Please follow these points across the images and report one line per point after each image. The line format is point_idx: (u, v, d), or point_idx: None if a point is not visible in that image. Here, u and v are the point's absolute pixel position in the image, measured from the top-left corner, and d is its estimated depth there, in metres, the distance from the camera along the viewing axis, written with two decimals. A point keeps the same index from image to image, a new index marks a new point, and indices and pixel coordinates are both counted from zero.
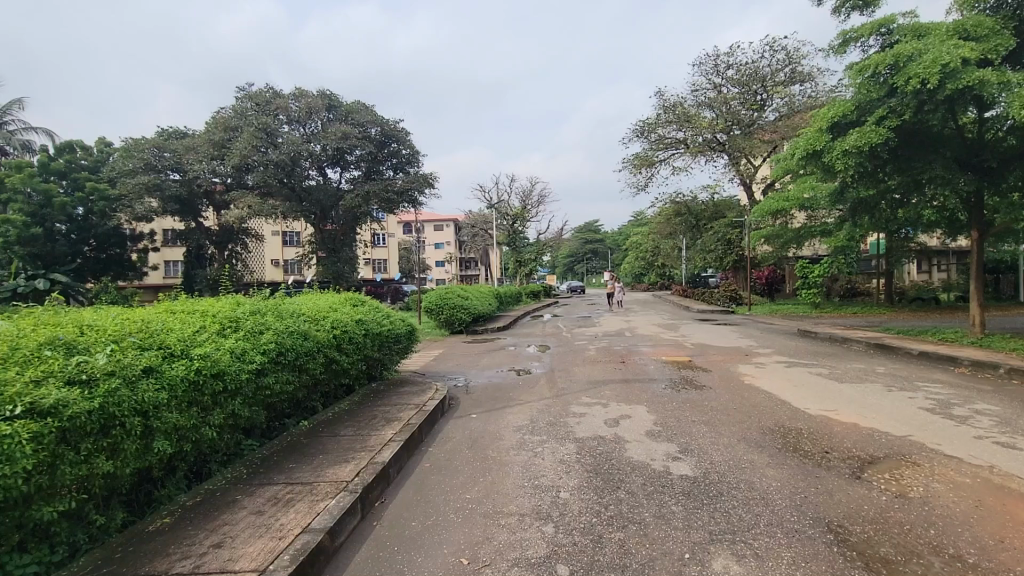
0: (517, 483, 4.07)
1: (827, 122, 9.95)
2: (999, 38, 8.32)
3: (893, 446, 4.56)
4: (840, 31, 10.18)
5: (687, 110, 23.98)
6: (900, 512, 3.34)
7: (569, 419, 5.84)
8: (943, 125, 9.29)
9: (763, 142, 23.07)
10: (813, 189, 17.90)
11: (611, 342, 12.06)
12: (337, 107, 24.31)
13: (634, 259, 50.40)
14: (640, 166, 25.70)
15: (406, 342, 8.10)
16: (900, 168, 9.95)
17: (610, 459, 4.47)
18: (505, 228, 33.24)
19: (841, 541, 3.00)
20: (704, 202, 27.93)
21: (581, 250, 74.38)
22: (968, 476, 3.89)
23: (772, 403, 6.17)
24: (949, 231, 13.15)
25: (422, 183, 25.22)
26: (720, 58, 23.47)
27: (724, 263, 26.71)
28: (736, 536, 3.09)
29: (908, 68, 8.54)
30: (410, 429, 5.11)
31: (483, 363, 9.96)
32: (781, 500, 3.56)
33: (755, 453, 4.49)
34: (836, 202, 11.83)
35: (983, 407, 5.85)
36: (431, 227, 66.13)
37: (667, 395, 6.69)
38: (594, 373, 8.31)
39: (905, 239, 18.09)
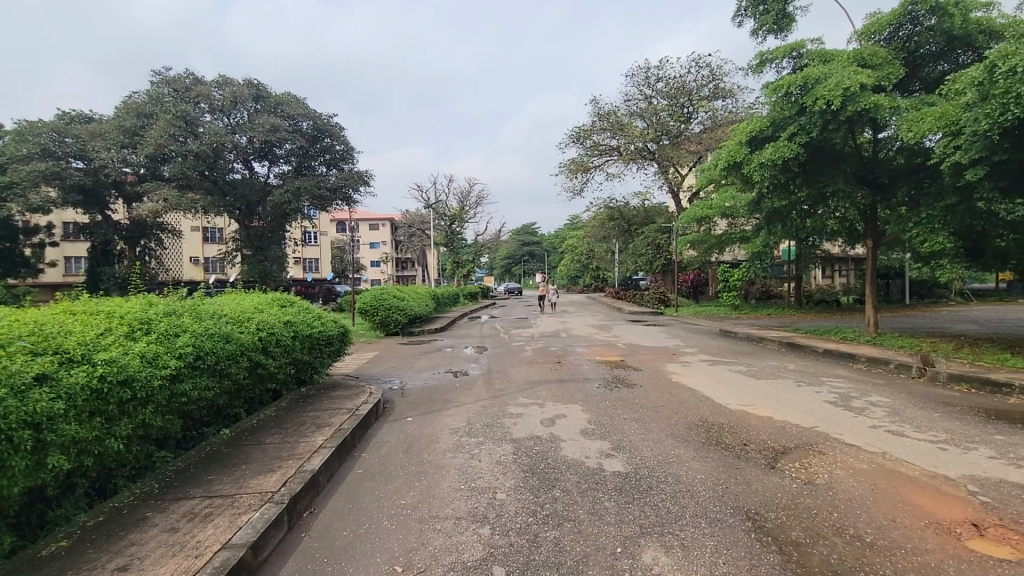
0: (452, 486, 4.05)
1: (745, 136, 10.69)
2: (891, 67, 9.30)
3: (803, 437, 4.95)
4: (758, 52, 10.93)
5: (620, 119, 24.91)
6: (808, 498, 3.64)
7: (506, 419, 5.88)
8: (844, 143, 10.25)
9: (688, 153, 24.44)
10: (733, 199, 19.21)
11: (547, 342, 12.30)
12: (264, 97, 23.03)
13: (570, 260, 51.58)
14: (576, 170, 26.40)
15: (339, 345, 7.81)
16: (808, 182, 10.80)
17: (546, 459, 4.54)
18: (443, 229, 32.92)
19: (759, 528, 3.22)
20: (636, 208, 29.06)
21: (519, 252, 75.15)
22: (869, 463, 4.28)
23: (697, 400, 6.52)
24: (849, 239, 14.52)
25: (356, 181, 24.50)
26: (650, 70, 24.51)
27: (654, 267, 27.91)
28: (664, 529, 3.23)
29: (816, 89, 9.32)
30: (341, 434, 4.93)
31: (419, 365, 9.83)
32: (706, 491, 3.77)
33: (682, 448, 4.72)
34: (754, 212, 12.70)
35: (876, 398, 6.51)
36: (366, 225, 64.35)
37: (601, 394, 6.91)
38: (531, 374, 8.43)
39: (813, 247, 19.74)
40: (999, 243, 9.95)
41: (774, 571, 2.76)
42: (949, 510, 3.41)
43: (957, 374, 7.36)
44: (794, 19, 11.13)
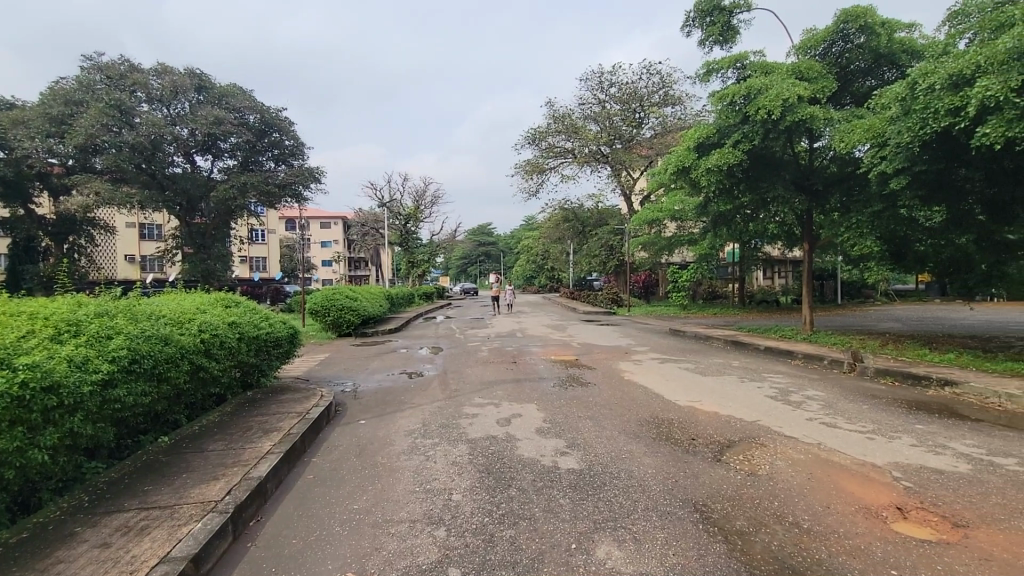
0: (407, 489, 4.00)
1: (693, 142, 11.12)
2: (825, 81, 9.90)
3: (746, 431, 5.19)
4: (705, 62, 11.37)
5: (574, 122, 25.33)
6: (751, 488, 3.83)
7: (461, 420, 5.86)
8: (784, 151, 10.82)
9: (640, 158, 25.11)
10: (682, 203, 19.91)
11: (503, 343, 12.34)
12: (207, 88, 21.96)
13: (526, 260, 51.91)
14: (532, 172, 26.63)
15: (288, 346, 7.54)
16: (751, 187, 11.33)
17: (502, 458, 4.57)
18: (398, 228, 32.39)
19: (706, 519, 3.36)
20: (590, 210, 29.61)
21: (475, 253, 74.94)
22: (806, 454, 4.55)
23: (648, 397, 6.72)
24: (788, 241, 15.33)
25: (306, 178, 23.75)
26: (603, 76, 25.03)
27: (607, 268, 28.59)
28: (617, 523, 3.32)
29: (758, 100, 9.80)
30: (291, 439, 4.77)
31: (373, 366, 9.64)
32: (657, 485, 3.90)
33: (635, 444, 4.86)
34: (701, 215, 13.21)
35: (812, 393, 6.92)
36: (316, 223, 62.38)
37: (556, 393, 7.01)
38: (486, 374, 8.45)
39: (755, 249, 20.72)
40: (918, 247, 10.80)
41: (720, 558, 2.90)
42: (876, 495, 3.68)
43: (883, 369, 7.94)
44: (738, 31, 11.66)
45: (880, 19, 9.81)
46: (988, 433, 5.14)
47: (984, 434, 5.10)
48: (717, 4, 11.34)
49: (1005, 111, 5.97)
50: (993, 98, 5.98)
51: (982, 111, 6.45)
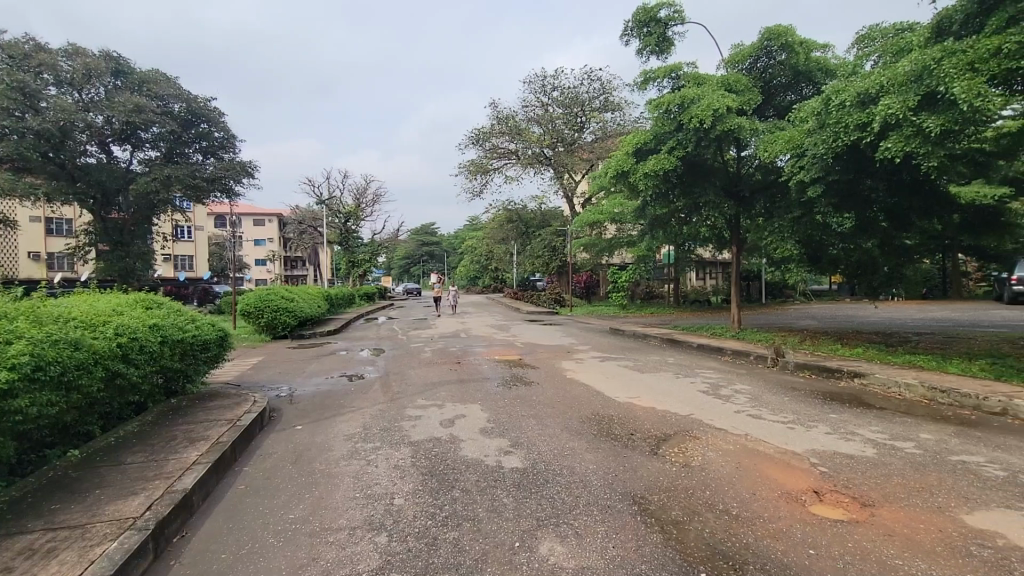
0: (346, 495, 3.89)
1: (631, 147, 11.52)
2: (751, 94, 10.55)
3: (681, 425, 5.45)
4: (642, 71, 11.80)
5: (518, 124, 25.60)
6: (685, 479, 4.03)
7: (403, 422, 5.76)
8: (714, 159, 11.43)
9: (582, 161, 25.69)
10: (621, 206, 20.59)
11: (447, 343, 12.27)
12: (126, 73, 20.35)
13: (470, 260, 51.67)
14: (475, 172, 26.64)
15: (217, 350, 7.12)
16: (684, 192, 11.89)
17: (445, 459, 4.55)
18: (337, 227, 31.40)
19: (643, 510, 3.50)
20: (533, 211, 29.99)
21: (418, 253, 73.83)
22: (735, 445, 4.84)
23: (589, 394, 6.92)
24: (718, 244, 16.22)
25: (238, 172, 22.49)
26: (546, 79, 25.42)
27: (550, 268, 28.71)
28: (559, 519, 3.39)
29: (691, 109, 10.29)
30: (220, 448, 4.52)
31: (311, 369, 9.30)
32: (597, 480, 4.02)
33: (576, 441, 4.98)
34: (639, 218, 13.72)
35: (739, 386, 7.38)
36: (249, 219, 59.17)
37: (500, 393, 7.05)
38: (429, 375, 8.37)
39: (689, 252, 21.76)
40: (833, 251, 11.75)
41: (657, 548, 3.02)
42: (796, 481, 3.98)
43: (802, 362, 8.58)
44: (673, 43, 12.19)
45: (799, 39, 10.58)
46: (891, 419, 5.67)
47: (887, 421, 5.62)
48: (653, 16, 11.83)
49: (902, 128, 6.61)
50: (895, 115, 6.58)
51: (884, 127, 7.10)
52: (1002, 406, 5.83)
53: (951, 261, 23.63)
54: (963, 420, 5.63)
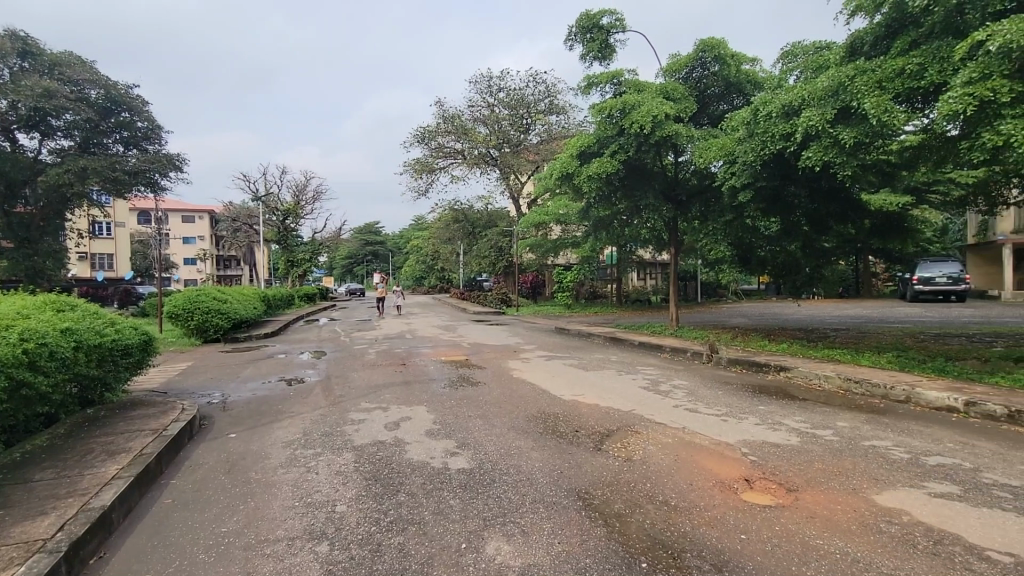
0: (284, 505, 3.74)
1: (575, 150, 11.78)
2: (687, 102, 11.04)
3: (623, 420, 5.63)
4: (586, 75, 12.08)
5: (463, 124, 25.52)
6: (627, 473, 4.18)
7: (346, 427, 5.60)
8: (654, 164, 11.87)
9: (528, 162, 25.89)
10: (566, 208, 20.98)
11: (392, 344, 12.05)
12: (34, 54, 18.60)
13: (415, 260, 50.87)
14: (420, 171, 26.29)
15: (141, 356, 6.64)
16: (626, 195, 12.27)
17: (390, 463, 4.47)
18: (274, 224, 30.06)
19: (588, 505, 3.60)
20: (479, 211, 29.96)
21: (361, 252, 71.86)
22: (674, 438, 5.05)
23: (535, 393, 7.01)
24: (658, 246, 16.85)
25: (164, 165, 21.00)
26: (492, 80, 25.45)
27: (497, 268, 28.77)
28: (506, 518, 3.42)
29: (632, 115, 10.64)
30: (144, 461, 4.23)
31: (246, 374, 8.87)
32: (543, 478, 4.09)
33: (523, 439, 5.04)
34: (583, 220, 14.04)
35: (677, 382, 7.72)
36: (176, 215, 55.38)
37: (446, 393, 7.01)
38: (373, 377, 8.19)
39: (630, 252, 22.49)
40: (761, 253, 12.51)
41: (600, 542, 3.11)
42: (728, 470, 4.21)
43: (733, 358, 9.08)
44: (615, 50, 12.54)
45: (730, 52, 11.19)
46: (812, 409, 6.12)
47: (809, 411, 6.06)
48: (596, 22, 12.13)
49: (821, 140, 7.13)
50: (814, 127, 7.10)
51: (805, 138, 7.64)
52: (906, 394, 6.42)
53: (863, 262, 25.73)
54: (873, 408, 6.16)
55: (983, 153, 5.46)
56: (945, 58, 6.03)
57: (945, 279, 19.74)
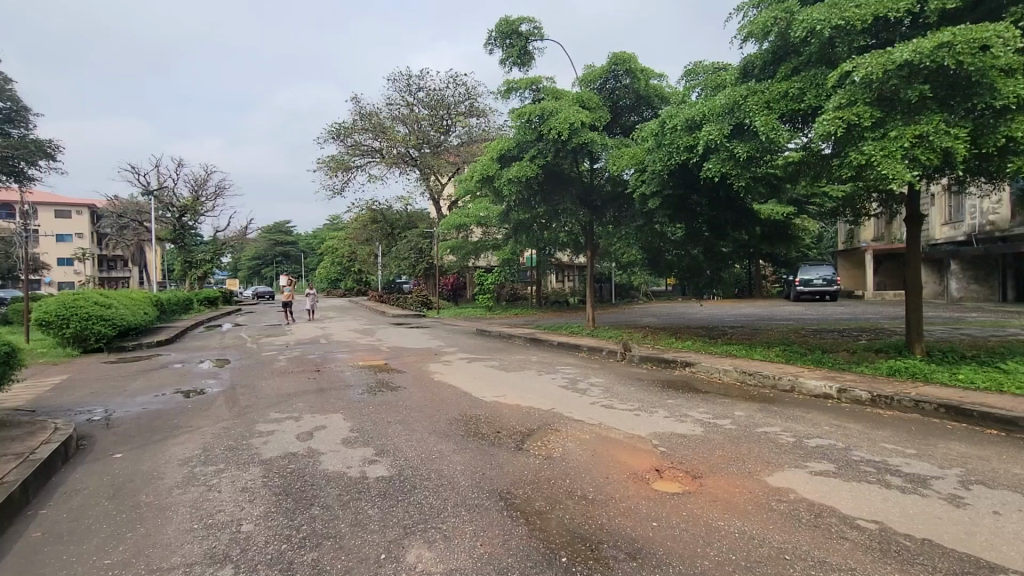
0: (181, 528, 3.43)
1: (496, 153, 11.92)
2: (602, 112, 11.52)
3: (544, 419, 5.77)
4: (505, 80, 12.23)
5: (381, 122, 24.91)
6: (547, 470, 4.29)
7: (253, 440, 5.24)
8: (571, 170, 12.25)
9: (448, 163, 25.72)
10: (487, 210, 21.10)
11: (304, 350, 11.45)
12: None
13: (330, 263, 48.63)
14: (335, 169, 25.28)
15: (3, 370, 5.78)
16: (545, 200, 12.59)
17: (303, 476, 4.25)
18: (169, 221, 27.45)
19: (509, 505, 3.64)
20: (398, 212, 29.29)
21: (270, 253, 67.59)
22: (592, 434, 5.25)
23: (456, 396, 6.97)
24: (575, 248, 17.44)
25: (32, 152, 18.44)
26: (411, 79, 25.03)
27: (416, 270, 28.30)
28: (427, 525, 3.38)
29: (550, 121, 10.95)
30: (6, 490, 3.69)
31: (135, 386, 8.02)
32: (465, 480, 4.09)
33: (444, 443, 4.99)
34: (504, 222, 14.19)
35: (594, 380, 8.02)
36: (47, 210, 48.86)
37: (364, 400, 6.78)
38: (284, 385, 7.73)
39: (548, 255, 23.05)
40: (668, 257, 13.36)
41: (522, 540, 3.16)
42: (641, 462, 4.46)
43: (645, 355, 9.60)
44: (533, 57, 12.82)
45: (640, 67, 11.80)
46: (714, 401, 6.62)
47: (711, 403, 6.55)
48: (515, 29, 12.34)
49: (719, 153, 7.75)
50: (714, 140, 7.69)
51: (706, 151, 8.26)
52: (791, 384, 7.15)
53: (756, 266, 28.27)
54: (766, 398, 6.78)
55: (850, 170, 6.20)
56: (820, 85, 6.78)
57: (820, 280, 22.23)
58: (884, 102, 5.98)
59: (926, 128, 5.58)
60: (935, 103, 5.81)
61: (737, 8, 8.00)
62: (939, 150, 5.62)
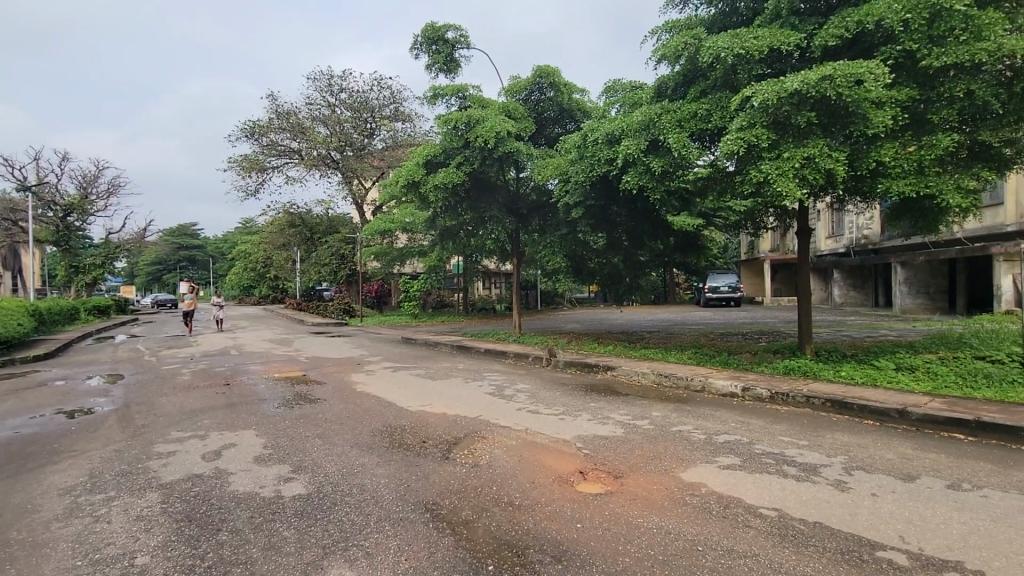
0: (61, 566, 3.06)
1: (422, 158, 11.79)
2: (527, 122, 11.74)
3: (470, 427, 5.74)
4: (431, 86, 12.15)
5: (300, 122, 23.85)
6: (474, 478, 4.28)
7: (150, 462, 4.78)
8: (497, 177, 12.36)
9: (372, 167, 25.06)
10: (413, 216, 20.77)
11: (212, 362, 10.62)
12: None
13: (242, 269, 45.62)
14: (249, 169, 23.86)
15: None
16: (471, 207, 12.60)
17: (209, 499, 3.93)
18: (50, 222, 24.46)
19: (435, 516, 3.59)
20: (318, 216, 28.09)
21: (174, 257, 62.26)
22: (517, 440, 5.30)
23: (380, 406, 6.77)
24: (502, 255, 17.58)
25: None
26: (333, 79, 24.20)
27: (338, 277, 27.25)
28: (348, 543, 3.25)
29: (476, 129, 11.02)
30: None
31: (5, 408, 7.03)
32: (389, 493, 3.98)
33: (367, 456, 4.83)
34: (430, 228, 14.03)
35: (521, 386, 8.11)
36: None
37: (280, 414, 6.41)
38: (189, 401, 7.12)
39: (475, 262, 23.08)
40: (590, 264, 13.84)
41: (448, 552, 3.12)
42: (565, 465, 4.57)
43: (569, 360, 9.87)
44: (460, 65, 12.84)
45: (563, 81, 12.18)
46: (633, 403, 6.93)
47: (630, 404, 6.84)
48: (441, 35, 12.30)
49: (637, 167, 8.18)
50: (632, 154, 8.10)
51: (624, 164, 8.66)
52: (702, 384, 7.64)
53: (670, 274, 30.02)
54: (680, 398, 7.20)
55: (751, 186, 6.78)
56: (724, 108, 7.37)
57: (726, 288, 23.99)
58: (778, 126, 6.60)
59: (813, 151, 6.23)
60: (820, 129, 6.50)
61: (651, 32, 8.49)
62: (823, 171, 6.29)
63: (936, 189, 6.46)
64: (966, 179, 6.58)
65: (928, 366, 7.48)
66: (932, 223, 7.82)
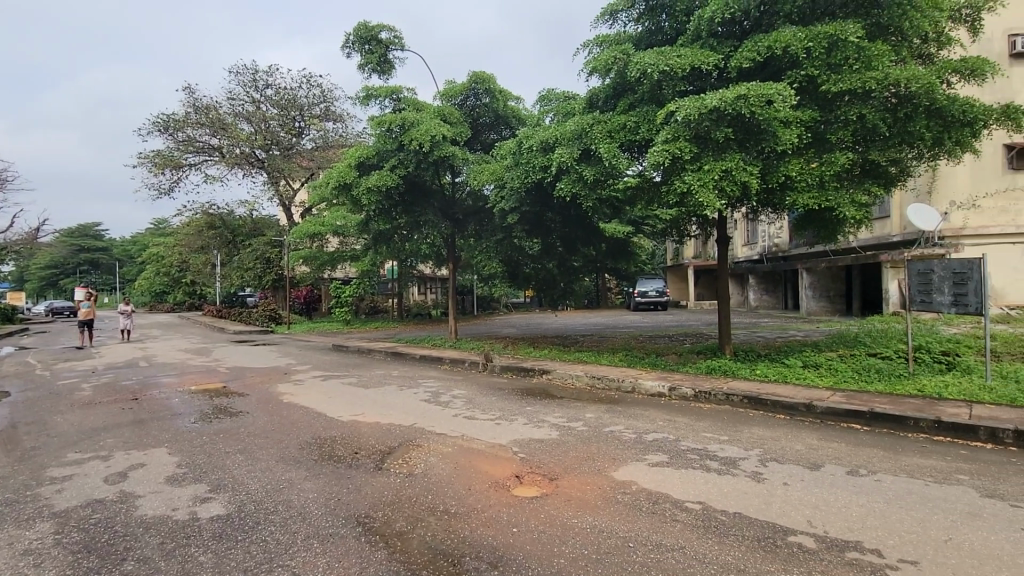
0: None
1: (354, 160, 11.45)
2: (462, 127, 11.71)
3: (405, 435, 5.62)
4: (364, 86, 11.86)
5: (221, 118, 22.46)
6: (408, 488, 4.19)
7: (41, 489, 4.29)
8: (432, 182, 12.24)
9: (300, 168, 24.03)
10: (344, 220, 20.11)
11: (118, 375, 9.71)
12: None
13: (153, 274, 42.15)
14: (162, 166, 22.17)
15: None
16: (406, 211, 12.39)
17: (113, 526, 3.59)
18: None
19: (367, 530, 3.48)
20: (241, 217, 26.54)
21: (72, 260, 56.50)
22: (453, 446, 5.24)
23: (309, 417, 6.48)
24: (437, 260, 17.39)
25: None
26: (258, 74, 23.01)
27: (262, 282, 25.82)
28: (272, 563, 3.07)
29: (411, 132, 10.87)
30: None
31: None
32: (317, 509, 3.81)
33: (293, 470, 4.60)
34: (362, 231, 13.63)
35: (457, 392, 8.04)
36: None
37: (196, 429, 5.97)
38: (89, 419, 6.47)
39: (410, 267, 22.69)
40: (526, 269, 14.01)
41: (381, 566, 3.04)
42: (501, 469, 4.58)
43: (506, 365, 9.91)
44: (393, 66, 12.61)
45: (498, 88, 12.29)
46: (568, 406, 7.07)
47: (565, 407, 6.98)
48: (374, 35, 12.04)
49: (570, 175, 8.40)
50: (565, 162, 8.31)
51: (558, 171, 8.85)
52: (632, 385, 7.93)
53: (602, 279, 30.95)
54: (611, 399, 7.43)
55: (675, 196, 7.16)
56: (651, 121, 7.73)
57: (653, 292, 25.12)
58: (699, 140, 7.01)
59: (730, 165, 6.69)
60: (736, 144, 6.98)
61: (582, 45, 8.76)
62: (739, 183, 6.77)
63: (834, 203, 7.14)
64: (859, 194, 7.32)
65: (830, 363, 8.20)
66: (832, 233, 8.61)
